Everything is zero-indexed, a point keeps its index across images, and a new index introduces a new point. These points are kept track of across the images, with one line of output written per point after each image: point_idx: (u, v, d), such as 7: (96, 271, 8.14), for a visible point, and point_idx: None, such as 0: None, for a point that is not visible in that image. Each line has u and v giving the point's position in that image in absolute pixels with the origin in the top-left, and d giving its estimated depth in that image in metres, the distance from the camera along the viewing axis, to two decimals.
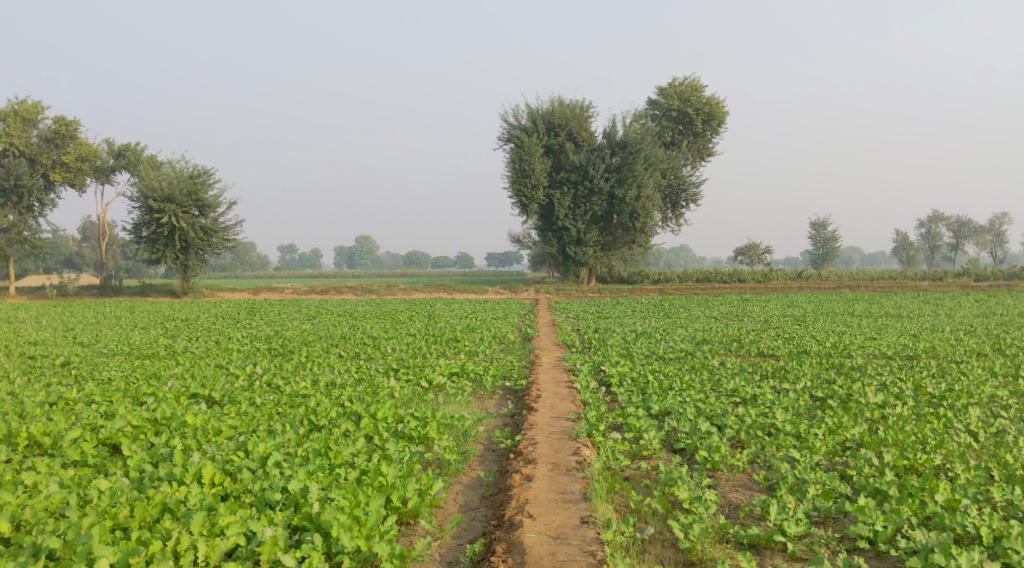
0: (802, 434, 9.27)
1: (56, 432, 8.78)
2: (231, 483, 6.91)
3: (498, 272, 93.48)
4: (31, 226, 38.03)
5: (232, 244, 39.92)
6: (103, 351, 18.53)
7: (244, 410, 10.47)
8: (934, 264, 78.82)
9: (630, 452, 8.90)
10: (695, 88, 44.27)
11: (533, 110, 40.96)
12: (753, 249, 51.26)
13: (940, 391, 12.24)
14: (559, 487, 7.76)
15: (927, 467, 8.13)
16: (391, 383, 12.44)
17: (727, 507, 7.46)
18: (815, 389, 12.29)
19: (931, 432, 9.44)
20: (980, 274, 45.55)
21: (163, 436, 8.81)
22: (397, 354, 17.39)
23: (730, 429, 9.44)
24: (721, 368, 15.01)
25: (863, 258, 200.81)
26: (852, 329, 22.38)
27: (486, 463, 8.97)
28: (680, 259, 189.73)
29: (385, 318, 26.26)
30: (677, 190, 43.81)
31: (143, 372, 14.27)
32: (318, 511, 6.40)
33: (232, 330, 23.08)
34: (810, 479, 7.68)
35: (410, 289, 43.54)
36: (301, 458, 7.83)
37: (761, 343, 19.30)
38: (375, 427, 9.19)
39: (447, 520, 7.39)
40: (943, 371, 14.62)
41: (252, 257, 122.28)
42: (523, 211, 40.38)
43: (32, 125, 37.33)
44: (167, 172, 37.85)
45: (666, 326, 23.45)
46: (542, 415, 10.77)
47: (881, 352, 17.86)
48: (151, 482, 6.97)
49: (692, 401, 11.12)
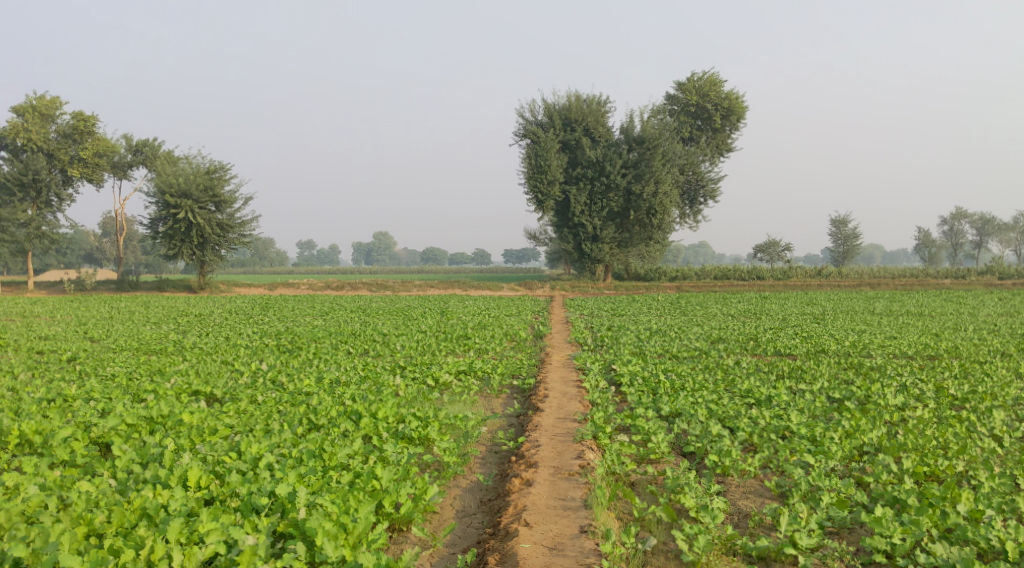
0: (817, 438, 8.89)
1: (48, 430, 8.59)
2: (217, 487, 6.66)
3: (514, 270, 93.43)
4: (49, 221, 38.10)
5: (248, 239, 39.87)
6: (112, 346, 18.46)
7: (243, 408, 10.22)
8: (956, 262, 77.63)
9: (636, 456, 8.55)
10: (714, 83, 43.66)
11: (550, 106, 40.52)
12: (773, 246, 50.60)
13: (962, 393, 11.80)
14: (560, 493, 7.44)
15: (948, 474, 7.72)
16: (396, 381, 12.17)
17: (737, 516, 7.11)
18: (832, 390, 11.91)
19: (954, 437, 9.00)
20: (1005, 272, 44.69)
21: (157, 435, 8.57)
22: (406, 351, 17.16)
23: (743, 432, 9.09)
24: (736, 368, 14.62)
25: (884, 255, 198.58)
26: (873, 328, 21.92)
27: (487, 467, 8.65)
28: (699, 256, 188.54)
29: (397, 314, 26.07)
30: (695, 186, 43.26)
31: (147, 368, 14.10)
32: (304, 517, 6.16)
33: (244, 325, 23.01)
34: (825, 486, 7.30)
35: (425, 285, 43.39)
36: (294, 460, 7.57)
37: (778, 342, 18.89)
38: (375, 428, 8.92)
39: (441, 527, 7.12)
40: (965, 372, 14.12)
41: (270, 253, 123.08)
42: (539, 207, 40.02)
43: (51, 121, 37.51)
44: (183, 167, 37.85)
45: (680, 325, 22.98)
46: (548, 416, 10.45)
47: (901, 351, 17.37)
48: (135, 485, 6.75)
49: (705, 402, 10.78)
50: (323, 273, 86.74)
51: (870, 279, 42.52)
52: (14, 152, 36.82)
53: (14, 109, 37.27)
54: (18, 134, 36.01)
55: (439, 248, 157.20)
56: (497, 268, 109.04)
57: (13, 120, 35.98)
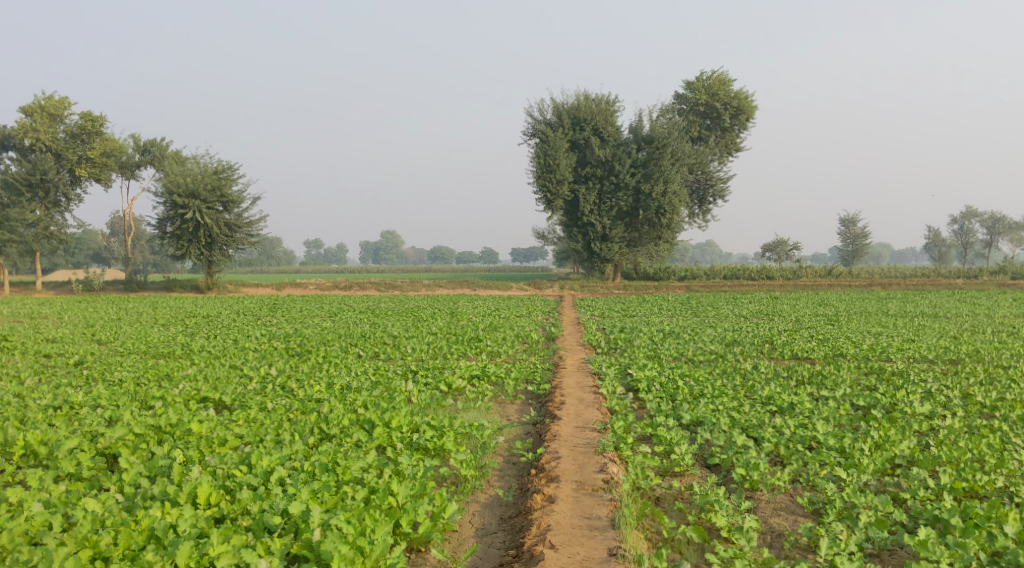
0: (846, 449, 8.56)
1: (53, 440, 8.36)
2: (228, 504, 6.42)
3: (520, 268, 93.28)
4: (58, 221, 38.01)
5: (256, 239, 39.67)
6: (120, 349, 18.22)
7: (253, 417, 9.97)
8: (967, 260, 76.97)
9: (660, 469, 8.27)
10: (723, 82, 43.24)
11: (559, 105, 40.19)
12: (781, 245, 50.18)
13: (990, 401, 11.42)
14: (584, 511, 7.16)
15: (987, 491, 7.41)
16: (409, 387, 11.90)
17: (770, 536, 6.84)
18: (856, 397, 11.54)
19: (988, 448, 8.64)
20: (1017, 271, 44.14)
21: (165, 445, 8.33)
22: (417, 354, 16.87)
23: (769, 443, 8.77)
24: (754, 373, 14.28)
25: (894, 253, 197.42)
26: (889, 330, 21.54)
27: (505, 480, 8.36)
28: (707, 255, 187.65)
29: (407, 315, 25.81)
30: (704, 186, 42.84)
31: (155, 372, 13.88)
32: (319, 539, 5.92)
33: (252, 327, 22.78)
34: (861, 503, 6.97)
35: (434, 284, 43.20)
36: (306, 474, 7.32)
37: (795, 345, 18.53)
38: (389, 438, 8.67)
39: (461, 548, 6.84)
40: (991, 377, 13.74)
41: (278, 253, 123.25)
42: (547, 207, 39.78)
43: (59, 120, 37.38)
44: (191, 167, 37.68)
45: (693, 326, 22.66)
46: (567, 425, 10.12)
47: (921, 355, 17.00)
48: (142, 502, 6.50)
49: (726, 410, 10.45)
50: (330, 272, 87.13)
51: (882, 279, 42.04)
52: (23, 152, 36.74)
53: (22, 109, 37.14)
54: (26, 134, 35.93)
55: (446, 248, 157.17)
56: (505, 268, 108.74)
57: (21, 120, 35.88)
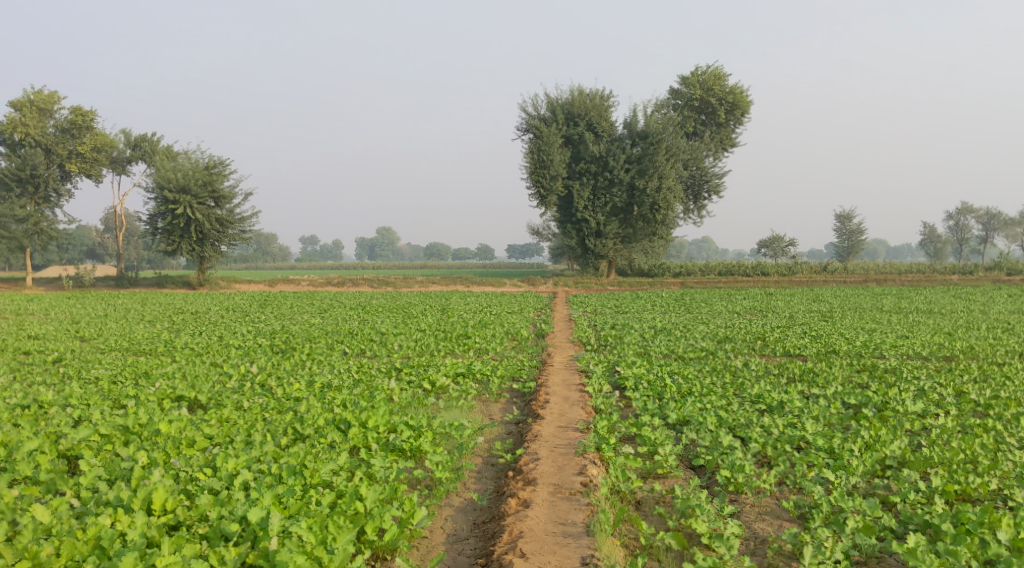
0: (835, 450, 8.27)
1: (14, 442, 8.05)
2: (184, 510, 6.16)
3: (516, 264, 93.04)
4: (48, 217, 37.59)
5: (248, 235, 39.30)
6: (101, 346, 17.84)
7: (227, 416, 9.63)
8: (962, 256, 76.82)
9: (642, 470, 8.01)
10: (719, 77, 42.86)
11: (553, 99, 39.78)
12: (777, 241, 49.91)
13: (984, 398, 11.17)
14: (560, 516, 6.88)
15: (981, 494, 7.15)
16: (391, 385, 11.63)
17: (753, 542, 6.61)
18: (847, 396, 11.27)
19: (983, 449, 8.34)
20: (1013, 266, 43.94)
21: (131, 447, 8.00)
22: (403, 351, 16.57)
23: (756, 444, 8.46)
24: (745, 369, 14.08)
25: (890, 249, 197.40)
26: (883, 326, 21.32)
27: (482, 482, 8.08)
28: (703, 251, 187.51)
29: (398, 311, 25.53)
30: (699, 182, 42.59)
31: (133, 370, 13.52)
32: (275, 549, 5.72)
33: (240, 323, 22.48)
34: (848, 507, 6.71)
35: (427, 280, 42.87)
36: (273, 478, 7.04)
37: (788, 341, 18.26)
38: (364, 439, 8.38)
39: (429, 555, 6.59)
40: (986, 375, 13.48)
41: (274, 248, 123.08)
42: (542, 203, 39.44)
43: (48, 115, 36.85)
44: (182, 162, 37.26)
45: (685, 322, 22.33)
46: (549, 424, 9.84)
47: (915, 351, 16.77)
48: (95, 508, 6.24)
49: (713, 408, 10.16)
50: (324, 269, 86.91)
51: (877, 275, 41.83)
52: (12, 148, 36.23)
53: (11, 104, 36.58)
54: (16, 129, 35.40)
55: (443, 245, 157.06)
56: (503, 264, 108.65)
57: (10, 115, 35.37)
